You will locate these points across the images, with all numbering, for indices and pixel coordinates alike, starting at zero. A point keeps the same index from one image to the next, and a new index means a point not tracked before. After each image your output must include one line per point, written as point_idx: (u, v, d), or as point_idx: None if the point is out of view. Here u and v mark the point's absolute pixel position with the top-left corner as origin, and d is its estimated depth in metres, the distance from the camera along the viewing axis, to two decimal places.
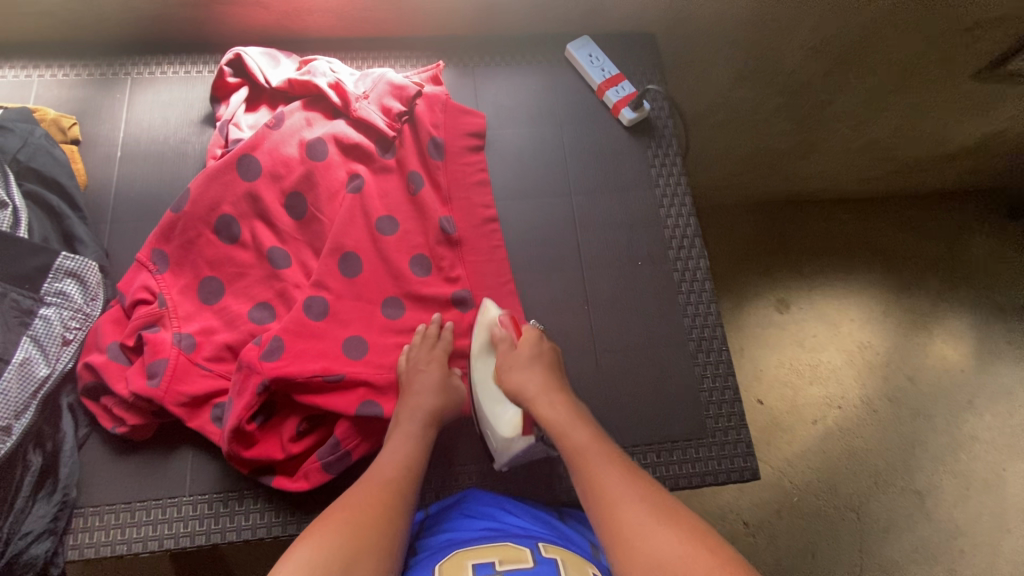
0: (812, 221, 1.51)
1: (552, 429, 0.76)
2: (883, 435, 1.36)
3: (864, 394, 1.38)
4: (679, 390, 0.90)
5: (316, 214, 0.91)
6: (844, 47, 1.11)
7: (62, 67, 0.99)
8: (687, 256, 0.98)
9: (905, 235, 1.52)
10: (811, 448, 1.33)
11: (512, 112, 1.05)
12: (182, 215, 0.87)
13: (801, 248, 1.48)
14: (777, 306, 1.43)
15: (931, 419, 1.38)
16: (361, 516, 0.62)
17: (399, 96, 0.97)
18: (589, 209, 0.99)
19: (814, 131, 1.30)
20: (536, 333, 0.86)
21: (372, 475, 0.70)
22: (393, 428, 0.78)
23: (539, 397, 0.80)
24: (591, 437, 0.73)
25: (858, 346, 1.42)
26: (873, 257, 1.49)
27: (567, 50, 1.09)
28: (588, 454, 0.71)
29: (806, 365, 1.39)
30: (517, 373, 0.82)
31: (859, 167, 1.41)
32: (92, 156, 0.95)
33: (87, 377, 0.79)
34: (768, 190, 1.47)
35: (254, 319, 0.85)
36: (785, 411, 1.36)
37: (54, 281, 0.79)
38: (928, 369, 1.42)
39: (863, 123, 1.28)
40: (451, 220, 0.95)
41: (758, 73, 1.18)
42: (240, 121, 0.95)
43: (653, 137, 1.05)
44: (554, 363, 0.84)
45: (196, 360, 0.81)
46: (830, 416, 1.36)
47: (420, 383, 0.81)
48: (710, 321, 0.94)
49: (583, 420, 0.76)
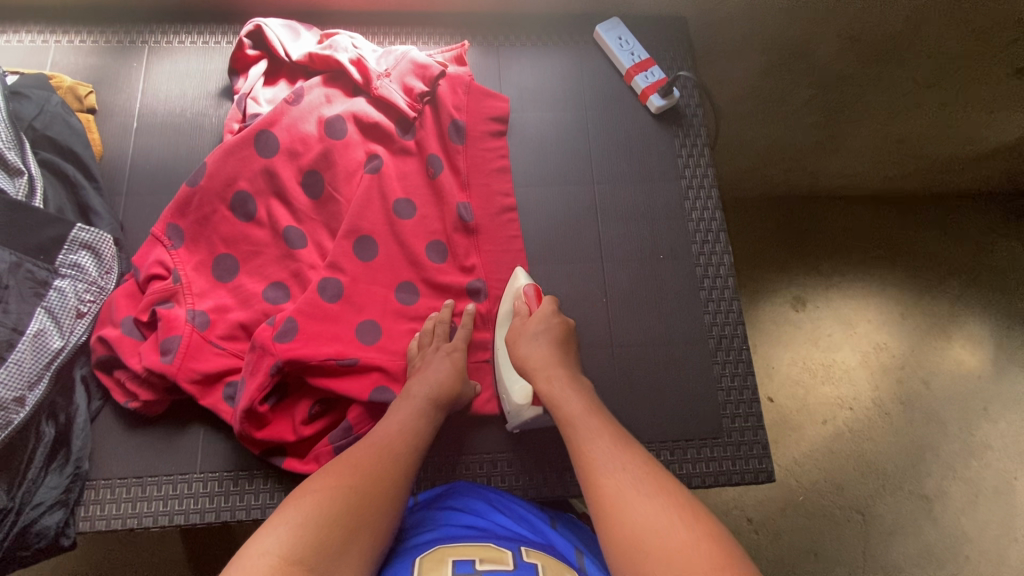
0: (832, 218, 1.46)
1: (550, 400, 0.76)
2: (895, 439, 1.34)
3: (877, 396, 1.36)
4: (695, 388, 0.88)
5: (334, 194, 0.90)
6: (879, 39, 1.08)
7: (79, 33, 0.98)
8: (710, 250, 0.95)
9: (928, 234, 1.47)
10: (820, 447, 1.32)
11: (536, 95, 1.02)
12: (198, 190, 0.85)
13: (819, 245, 1.44)
14: (793, 304, 1.41)
15: (945, 425, 1.35)
16: (368, 483, 0.63)
17: (422, 75, 0.94)
18: (611, 199, 0.97)
19: (843, 125, 1.26)
20: (550, 309, 0.84)
21: (375, 435, 0.70)
22: (399, 399, 0.77)
23: (540, 369, 0.78)
24: (589, 411, 0.72)
25: (874, 347, 1.39)
26: (892, 257, 1.45)
27: (596, 32, 1.05)
28: (584, 428, 0.70)
29: (819, 364, 1.37)
30: (523, 346, 0.82)
31: (887, 165, 1.37)
32: (108, 126, 0.93)
33: (101, 351, 0.78)
34: (791, 184, 1.43)
35: (269, 299, 0.84)
36: (795, 410, 1.34)
37: (68, 253, 0.78)
38: (944, 374, 1.39)
39: (896, 118, 1.24)
40: (470, 206, 0.94)
41: (791, 63, 1.14)
42: (258, 96, 0.93)
43: (682, 126, 1.01)
44: (563, 337, 0.82)
45: (209, 337, 0.80)
46: (841, 417, 1.34)
47: (435, 363, 0.80)
48: (731, 318, 0.91)
49: (583, 392, 0.75)
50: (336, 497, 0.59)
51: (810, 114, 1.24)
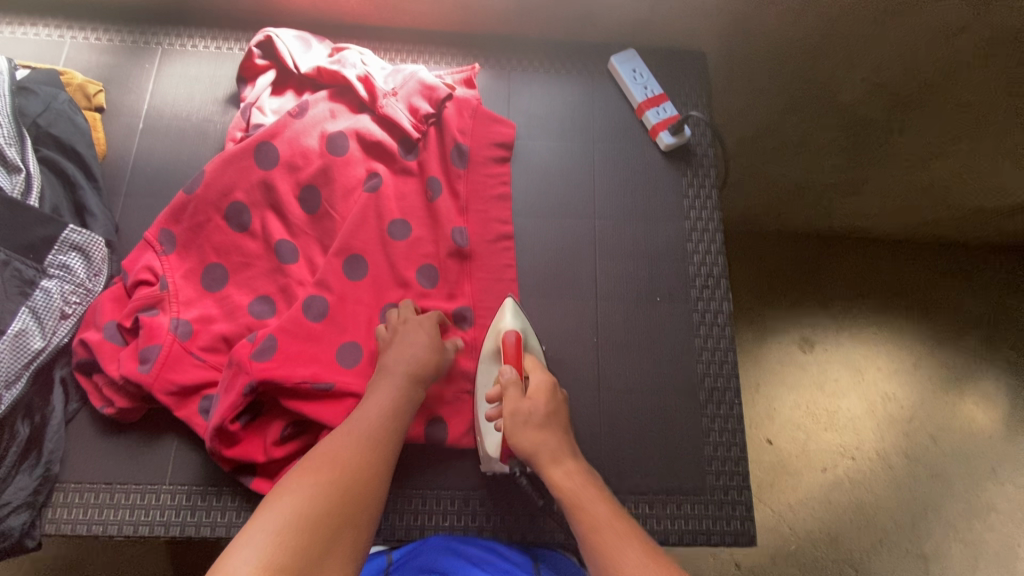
0: (848, 257, 1.42)
1: (564, 497, 0.70)
2: (894, 493, 1.29)
3: (881, 448, 1.31)
4: (681, 439, 0.85)
5: (329, 210, 0.89)
6: (908, 87, 1.07)
7: (96, 30, 0.98)
8: (709, 296, 0.92)
9: (948, 284, 1.42)
10: (816, 495, 1.27)
11: (544, 122, 1.00)
12: (194, 197, 0.85)
13: (831, 284, 1.41)
14: (801, 345, 1.37)
15: (949, 484, 1.30)
16: (347, 478, 0.61)
17: (429, 97, 0.93)
18: (611, 234, 0.94)
19: (866, 168, 1.22)
20: (546, 380, 0.80)
21: (350, 424, 0.69)
22: (377, 375, 0.77)
23: (553, 462, 0.73)
24: (611, 511, 0.67)
25: (881, 398, 1.34)
26: (910, 305, 1.40)
27: (610, 62, 1.02)
28: (609, 531, 0.64)
29: (823, 411, 1.33)
30: (533, 432, 0.75)
31: (908, 212, 1.33)
32: (115, 125, 0.93)
33: (82, 354, 0.78)
34: (808, 222, 1.40)
35: (254, 313, 0.84)
36: (794, 454, 1.30)
37: (58, 254, 0.78)
38: (953, 431, 1.33)
39: (922, 165, 1.19)
40: (465, 230, 0.92)
41: (813, 104, 1.13)
42: (264, 105, 0.93)
43: (690, 164, 0.98)
44: (568, 426, 0.78)
45: (190, 348, 0.79)
46: (842, 467, 1.29)
47: (410, 336, 0.80)
48: (725, 369, 0.88)
49: (603, 492, 0.70)
50: (315, 497, 0.57)
51: (831, 155, 1.21)
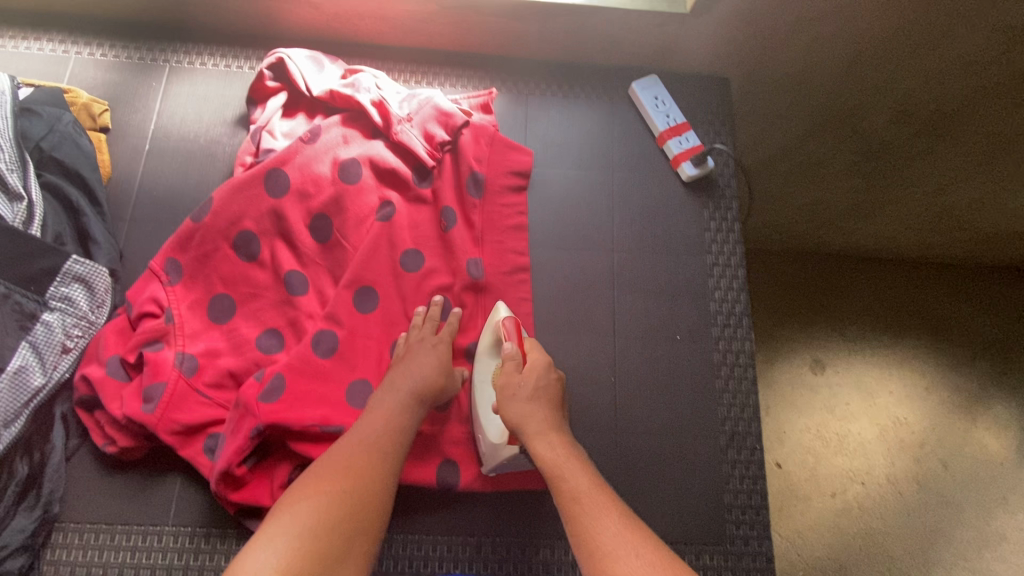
0: (861, 279, 1.40)
1: (546, 467, 0.71)
2: (905, 520, 1.25)
3: (892, 473, 1.29)
4: (701, 486, 0.82)
5: (341, 240, 0.86)
6: (932, 116, 1.02)
7: (101, 45, 0.95)
8: (731, 335, 0.89)
9: (961, 304, 1.40)
10: (826, 522, 1.24)
11: (562, 150, 0.97)
12: (202, 226, 0.83)
13: (844, 304, 1.39)
14: (812, 365, 1.34)
15: (960, 512, 1.27)
16: (358, 488, 0.63)
17: (445, 123, 0.91)
18: (631, 268, 0.92)
19: (883, 194, 1.20)
20: (543, 360, 0.79)
21: (357, 432, 0.70)
22: (382, 390, 0.75)
23: (537, 433, 0.73)
24: (591, 482, 0.68)
25: (893, 422, 1.32)
26: (921, 325, 1.38)
27: (631, 88, 0.99)
28: (589, 502, 0.66)
29: (834, 435, 1.30)
30: (520, 405, 0.75)
31: (924, 233, 1.30)
32: (120, 146, 0.91)
33: (83, 390, 0.75)
34: (821, 242, 1.38)
35: (262, 347, 0.81)
36: (803, 479, 1.27)
37: (60, 286, 0.75)
38: (965, 458, 1.31)
39: (942, 190, 1.16)
40: (480, 260, 0.89)
41: (835, 129, 1.09)
42: (275, 129, 0.90)
43: (713, 196, 0.95)
44: (559, 396, 0.78)
45: (195, 385, 0.77)
46: (852, 492, 1.26)
47: (419, 357, 0.78)
48: (747, 413, 0.86)
49: (585, 462, 0.71)
50: (326, 508, 0.60)
51: (848, 180, 1.18)
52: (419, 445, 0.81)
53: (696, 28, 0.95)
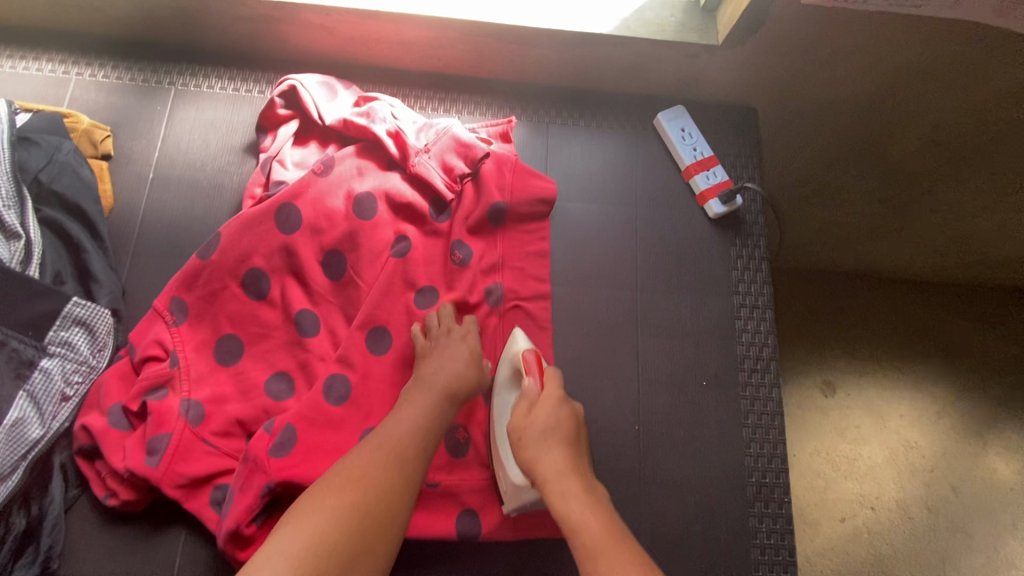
0: (877, 300, 1.25)
1: (563, 521, 0.65)
2: (914, 547, 1.14)
3: (901, 498, 1.17)
4: (727, 541, 0.79)
5: (355, 278, 0.82)
6: (963, 147, 0.97)
7: (103, 66, 0.91)
8: (759, 382, 0.86)
9: (986, 334, 1.25)
10: (835, 548, 1.13)
11: (584, 182, 0.94)
12: (209, 263, 0.79)
13: (856, 327, 1.25)
14: (822, 388, 1.22)
15: (970, 538, 1.15)
16: (370, 500, 0.59)
17: (464, 155, 0.86)
18: (655, 309, 0.88)
19: (901, 217, 1.11)
20: (558, 394, 0.75)
21: (378, 436, 0.65)
22: (412, 388, 0.72)
23: (551, 480, 0.68)
24: (609, 535, 0.62)
25: (904, 445, 1.19)
26: (937, 351, 1.24)
27: (657, 119, 0.96)
28: (604, 559, 0.60)
29: (844, 458, 1.18)
30: (531, 449, 0.71)
31: (944, 258, 1.18)
32: (122, 174, 0.86)
33: (83, 439, 0.72)
34: (833, 261, 1.24)
35: (271, 393, 0.77)
36: (812, 503, 1.16)
37: (59, 330, 0.72)
38: (976, 484, 1.18)
39: (966, 218, 1.07)
40: (500, 290, 0.86)
41: (859, 155, 1.05)
42: (285, 158, 0.86)
43: (740, 233, 0.92)
44: (574, 433, 0.73)
45: (201, 434, 0.73)
46: (861, 517, 1.15)
47: (449, 350, 0.77)
48: (774, 464, 0.83)
49: (603, 512, 0.66)
50: (334, 523, 0.56)
51: (868, 203, 1.11)
52: (440, 498, 0.78)
53: (727, 58, 0.91)
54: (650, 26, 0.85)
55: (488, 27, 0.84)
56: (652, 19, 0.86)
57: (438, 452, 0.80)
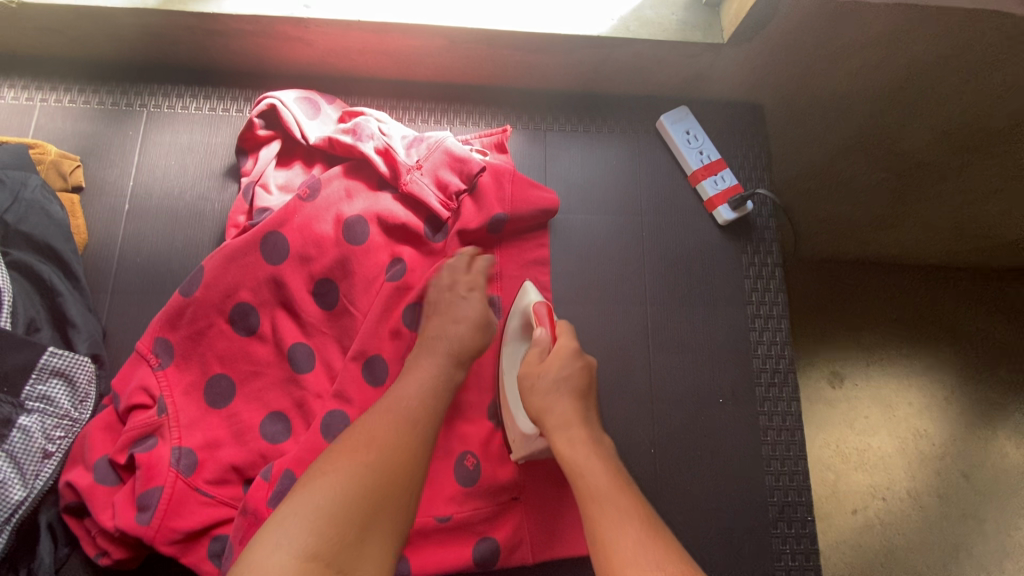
0: (896, 293, 1.12)
1: (568, 466, 0.66)
2: (928, 536, 1.08)
3: (913, 487, 1.10)
4: (749, 563, 0.76)
5: (349, 307, 0.78)
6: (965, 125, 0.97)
7: (70, 90, 0.85)
8: (776, 397, 0.83)
9: (998, 322, 1.15)
10: (848, 540, 1.07)
11: (585, 192, 0.89)
12: (193, 300, 0.74)
13: (869, 318, 1.14)
14: (830, 380, 1.13)
15: (983, 525, 1.09)
16: (386, 460, 0.56)
17: (459, 169, 0.81)
18: (666, 324, 0.84)
19: (907, 207, 1.04)
20: (572, 346, 0.74)
21: (388, 400, 0.63)
22: (419, 353, 0.71)
23: (559, 427, 0.69)
24: (612, 483, 0.63)
25: (912, 434, 1.13)
26: (950, 337, 1.15)
27: (660, 121, 0.92)
28: (608, 503, 0.60)
29: (853, 450, 1.11)
30: (542, 396, 0.71)
31: (950, 246, 1.10)
32: (96, 206, 0.81)
33: (70, 497, 0.68)
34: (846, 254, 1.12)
35: (266, 435, 0.73)
36: (823, 496, 1.10)
37: (36, 384, 0.68)
38: (990, 471, 1.12)
39: (965, 202, 1.03)
40: (500, 302, 0.83)
41: (863, 147, 1.00)
42: (269, 181, 0.80)
43: (751, 239, 0.89)
44: (585, 385, 0.73)
45: (196, 484, 0.69)
46: (873, 508, 1.09)
47: (456, 313, 0.75)
48: (796, 482, 0.80)
49: (608, 461, 0.66)
50: (351, 481, 0.53)
51: (878, 200, 1.03)
52: (452, 532, 0.73)
53: (733, 55, 0.85)
54: (650, 25, 0.80)
55: (479, 34, 0.79)
56: (652, 18, 0.80)
57: (449, 481, 0.74)
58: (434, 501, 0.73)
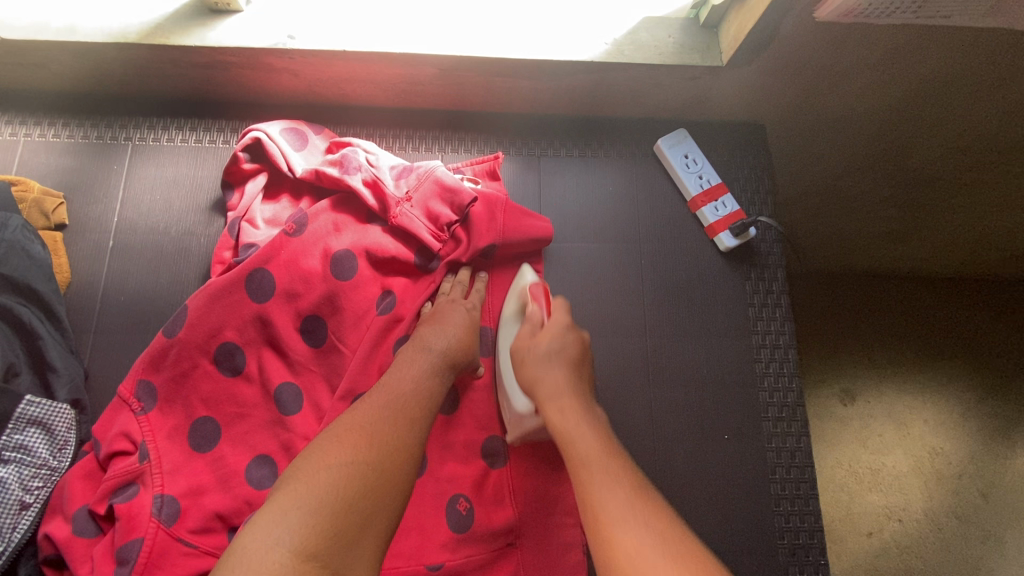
0: (896, 301, 1.13)
1: (558, 432, 0.63)
2: (948, 562, 1.04)
3: (929, 509, 1.06)
4: None
5: (338, 344, 0.76)
6: (987, 153, 0.86)
7: (55, 124, 0.84)
8: (785, 430, 0.79)
9: (1008, 329, 1.12)
10: (863, 565, 1.03)
11: (581, 219, 0.86)
12: (176, 341, 0.72)
13: (877, 332, 1.12)
14: (841, 397, 1.10)
15: (1004, 546, 1.04)
16: (383, 454, 0.52)
17: (450, 200, 0.79)
18: (667, 355, 0.81)
19: (916, 220, 1.00)
20: (565, 321, 0.73)
21: (385, 392, 0.60)
22: (412, 350, 0.67)
23: (550, 397, 0.67)
24: (603, 448, 0.59)
25: (928, 453, 1.08)
26: (959, 347, 1.12)
27: (658, 144, 0.89)
28: (598, 468, 0.57)
29: (866, 469, 1.07)
30: (533, 367, 0.70)
31: (959, 255, 1.07)
32: (79, 244, 0.80)
33: (48, 550, 0.65)
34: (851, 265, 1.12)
35: (252, 480, 0.71)
36: (836, 518, 1.05)
37: (14, 433, 0.67)
38: (1010, 492, 1.07)
39: (981, 217, 0.97)
40: (492, 336, 0.81)
41: (872, 167, 0.94)
42: (255, 216, 0.79)
43: (755, 265, 0.86)
44: (578, 357, 0.70)
45: (178, 534, 0.66)
46: (889, 530, 1.05)
47: (451, 317, 0.72)
48: (807, 522, 0.76)
49: (597, 427, 0.63)
50: (347, 477, 0.49)
51: (883, 215, 1.01)
52: None
53: (732, 77, 0.82)
54: (645, 49, 0.77)
55: (469, 61, 0.77)
56: (648, 40, 0.78)
57: (441, 527, 0.71)
58: (426, 548, 0.70)
